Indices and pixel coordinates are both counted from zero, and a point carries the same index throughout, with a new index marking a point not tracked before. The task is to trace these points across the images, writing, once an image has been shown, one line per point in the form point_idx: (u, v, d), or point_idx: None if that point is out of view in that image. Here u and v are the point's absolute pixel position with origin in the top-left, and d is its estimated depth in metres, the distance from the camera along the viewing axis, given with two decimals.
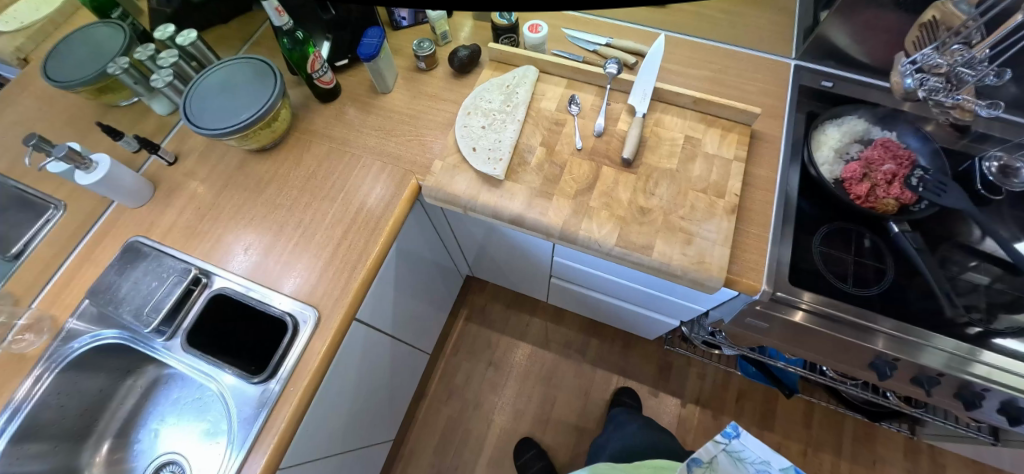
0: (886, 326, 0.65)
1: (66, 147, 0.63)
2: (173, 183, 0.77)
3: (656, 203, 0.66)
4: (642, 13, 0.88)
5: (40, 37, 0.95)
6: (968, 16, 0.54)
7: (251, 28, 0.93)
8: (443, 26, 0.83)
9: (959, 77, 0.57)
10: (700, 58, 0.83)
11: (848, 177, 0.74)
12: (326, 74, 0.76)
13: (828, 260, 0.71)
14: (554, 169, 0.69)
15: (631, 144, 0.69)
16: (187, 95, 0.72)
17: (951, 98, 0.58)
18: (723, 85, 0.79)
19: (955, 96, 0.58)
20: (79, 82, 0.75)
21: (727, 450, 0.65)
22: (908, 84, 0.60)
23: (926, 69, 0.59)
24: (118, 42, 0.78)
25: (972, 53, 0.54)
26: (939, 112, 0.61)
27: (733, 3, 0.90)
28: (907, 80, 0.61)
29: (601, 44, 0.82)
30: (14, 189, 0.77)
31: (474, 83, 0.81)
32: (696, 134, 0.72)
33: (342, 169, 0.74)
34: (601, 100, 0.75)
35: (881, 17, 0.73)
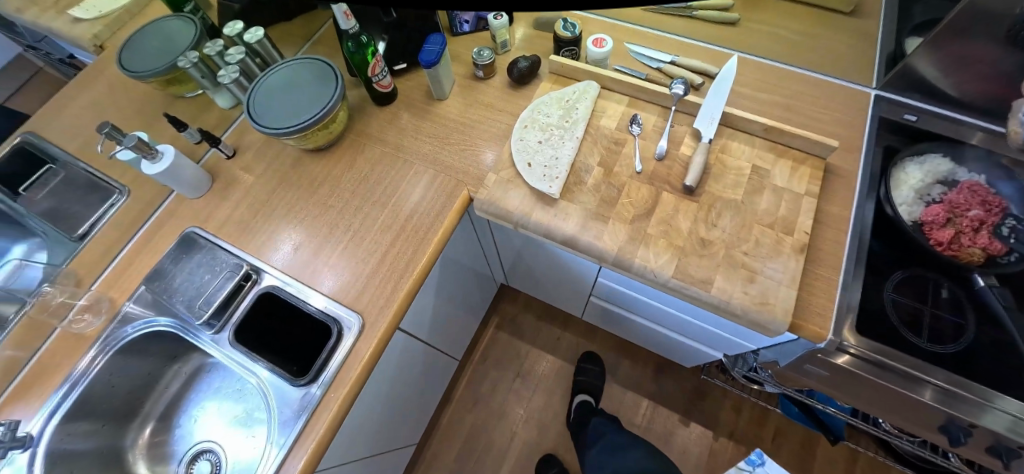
0: (938, 378, 0.59)
1: (135, 137, 0.65)
2: (230, 177, 0.78)
3: (718, 235, 0.63)
4: (709, 30, 0.85)
5: (116, 25, 0.99)
6: None
7: (313, 27, 0.94)
8: (504, 35, 0.81)
9: None
10: (770, 82, 0.79)
11: (929, 220, 0.69)
12: (384, 77, 0.76)
13: (902, 311, 0.64)
14: (611, 191, 0.67)
15: (696, 171, 0.65)
16: (251, 92, 0.73)
17: None
18: (795, 113, 0.75)
19: None
20: (151, 74, 0.77)
21: None
22: None
23: None
24: (189, 36, 0.81)
25: None
26: None
27: (810, 24, 0.85)
28: None
29: (666, 62, 0.80)
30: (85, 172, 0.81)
31: (531, 95, 0.80)
32: (764, 164, 0.68)
33: (393, 174, 0.74)
34: (664, 121, 0.72)
35: (980, 50, 0.66)
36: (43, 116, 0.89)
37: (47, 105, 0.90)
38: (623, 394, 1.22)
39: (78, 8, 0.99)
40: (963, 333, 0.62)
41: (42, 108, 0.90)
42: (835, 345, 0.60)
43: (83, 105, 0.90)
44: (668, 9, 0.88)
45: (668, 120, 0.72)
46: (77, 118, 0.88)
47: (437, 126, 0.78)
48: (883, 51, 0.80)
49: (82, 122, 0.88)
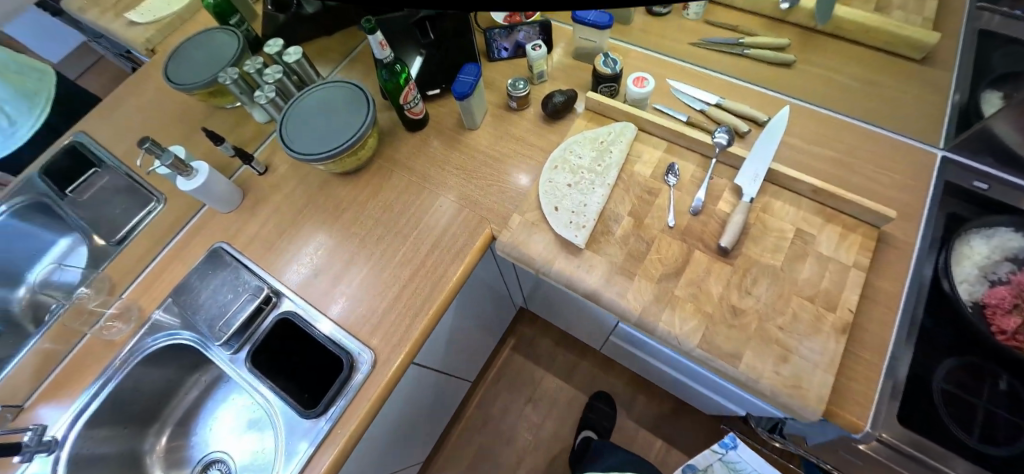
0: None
1: (172, 156, 0.67)
2: (260, 193, 0.79)
3: (752, 305, 0.59)
4: (759, 72, 0.80)
5: (167, 30, 1.03)
6: None
7: (352, 44, 0.95)
8: (541, 65, 0.79)
9: None
10: (824, 134, 0.73)
11: (992, 303, 0.60)
12: (416, 105, 0.75)
13: (951, 401, 0.56)
14: (639, 245, 0.64)
15: (733, 232, 0.61)
16: (285, 113, 0.74)
17: None
18: (849, 171, 0.70)
19: None
20: (194, 87, 0.80)
21: (723, 460, 0.79)
22: None
23: None
24: (232, 51, 0.83)
25: None
26: None
27: (874, 71, 0.78)
28: None
29: (710, 104, 0.76)
30: (127, 178, 0.85)
31: (565, 131, 0.77)
32: (809, 228, 0.63)
33: (416, 206, 0.74)
34: (703, 172, 0.68)
35: None
36: (94, 117, 0.93)
37: (99, 106, 0.95)
38: (636, 430, 1.19)
39: (134, 11, 1.03)
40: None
41: (94, 109, 0.94)
42: (871, 437, 0.55)
43: (130, 108, 0.93)
44: (717, 46, 0.83)
45: (708, 172, 0.68)
46: (124, 121, 0.92)
47: (466, 158, 0.77)
48: (957, 107, 0.73)
49: (129, 125, 0.92)
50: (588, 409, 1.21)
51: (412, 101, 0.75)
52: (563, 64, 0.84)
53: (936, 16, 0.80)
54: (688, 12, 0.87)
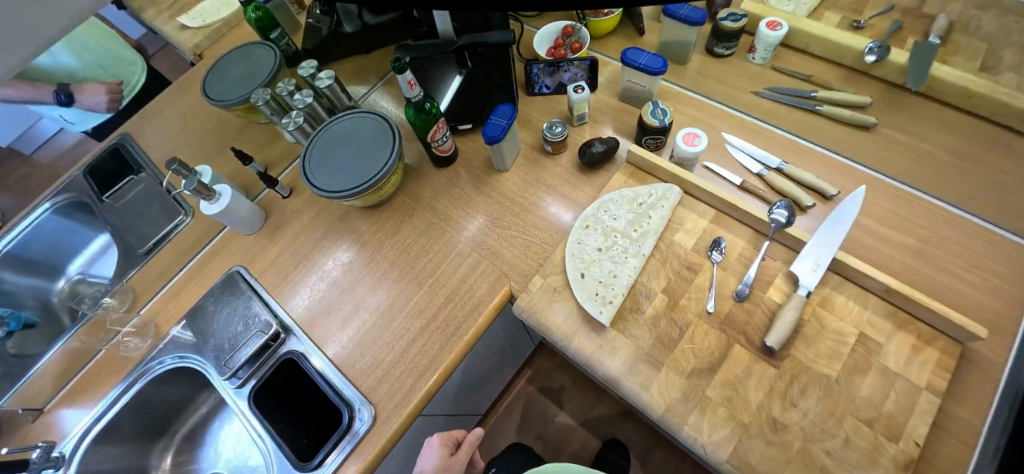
0: None
1: (195, 181, 0.66)
2: (281, 218, 0.78)
3: (796, 420, 0.51)
4: (831, 133, 0.70)
5: (215, 36, 1.04)
6: None
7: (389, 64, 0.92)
8: (583, 108, 0.73)
9: None
10: (904, 216, 0.63)
11: None
12: (445, 141, 0.72)
13: None
14: (671, 330, 0.57)
15: (782, 332, 0.53)
16: (310, 143, 0.72)
17: None
18: (931, 265, 0.60)
19: None
20: (227, 104, 0.79)
21: None
22: None
23: None
24: (267, 69, 0.81)
25: None
26: None
27: (975, 144, 0.66)
28: None
29: (770, 167, 0.67)
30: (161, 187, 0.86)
31: (602, 184, 0.71)
32: (876, 333, 0.55)
33: (436, 251, 0.70)
34: (754, 251, 0.60)
35: None
36: (138, 120, 0.95)
37: (144, 109, 0.97)
38: None
39: (186, 15, 1.05)
40: None
41: (139, 112, 0.96)
42: None
43: (172, 113, 0.95)
44: (784, 98, 0.74)
45: (760, 252, 0.59)
46: (165, 127, 0.94)
47: (494, 202, 0.73)
48: None
49: (169, 131, 0.93)
50: (599, 457, 1.15)
51: (440, 137, 0.71)
52: (608, 106, 0.78)
53: None
54: (753, 56, 0.78)
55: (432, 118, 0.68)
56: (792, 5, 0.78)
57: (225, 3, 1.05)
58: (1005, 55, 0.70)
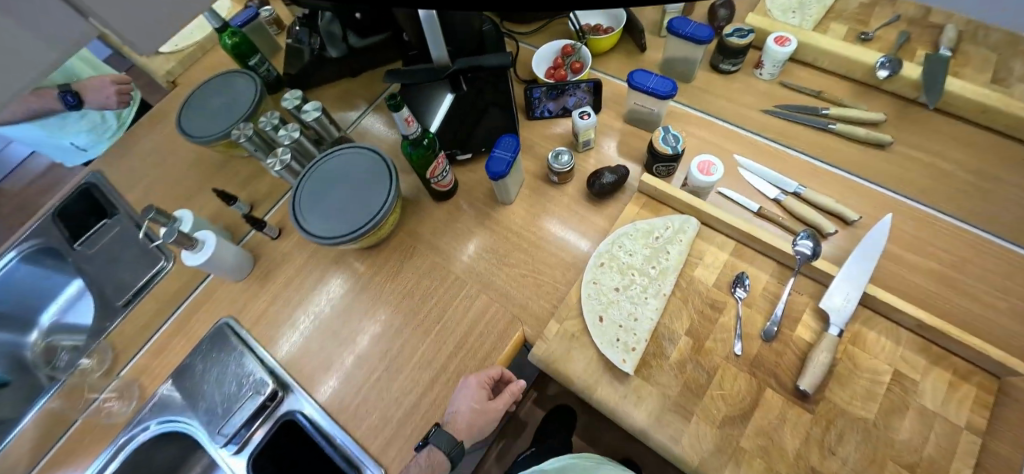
0: None
1: (175, 232, 0.61)
2: (271, 262, 0.73)
3: (837, 469, 0.49)
4: (846, 152, 0.68)
5: (189, 61, 0.97)
6: None
7: (377, 88, 0.87)
8: (589, 135, 0.69)
9: None
10: (926, 240, 0.61)
11: None
12: (445, 175, 0.67)
13: None
14: (698, 375, 0.54)
15: (817, 376, 0.51)
16: (299, 183, 0.66)
17: None
18: (957, 291, 0.58)
19: None
20: (204, 140, 0.73)
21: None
22: None
23: None
24: (246, 101, 0.76)
25: None
26: None
27: (991, 160, 0.65)
28: None
29: (787, 192, 0.65)
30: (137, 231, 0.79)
31: (614, 215, 0.67)
32: (910, 370, 0.52)
33: (438, 285, 0.66)
34: (779, 286, 0.57)
35: None
36: (110, 156, 0.88)
37: (115, 143, 0.90)
38: None
39: None
40: None
41: (110, 147, 0.89)
42: None
43: (146, 148, 0.88)
44: (796, 117, 0.71)
45: (787, 287, 0.57)
46: (139, 162, 0.87)
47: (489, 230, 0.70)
48: None
49: (143, 168, 0.86)
50: None
51: (440, 171, 0.66)
52: (613, 130, 0.74)
53: None
54: (760, 72, 0.75)
55: (430, 153, 0.64)
56: (797, 17, 0.75)
57: (198, 25, 0.98)
58: (1016, 65, 0.68)
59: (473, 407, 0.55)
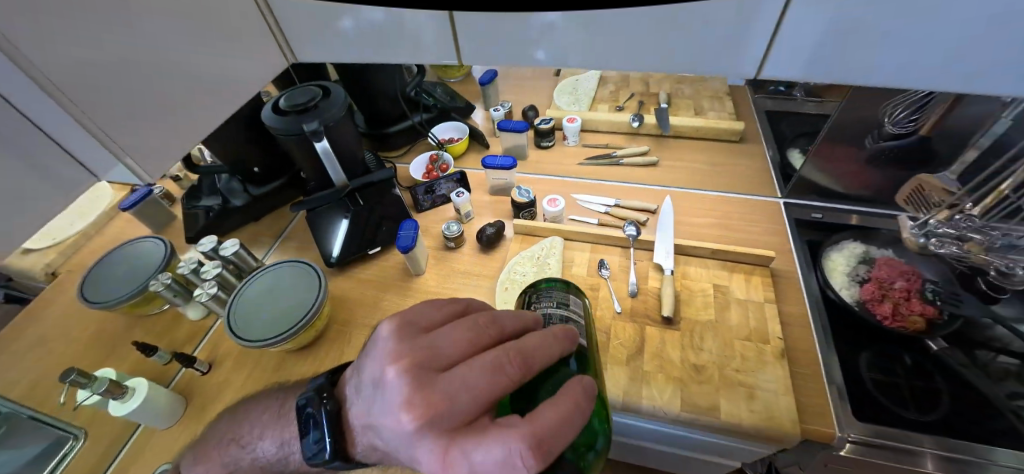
0: (929, 445, 0.64)
1: (107, 381, 0.61)
2: (205, 396, 0.72)
3: (708, 358, 0.68)
4: (635, 173, 1.03)
5: (72, 249, 0.98)
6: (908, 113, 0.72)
7: (282, 224, 1.00)
8: (468, 206, 0.93)
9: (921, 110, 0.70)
10: (701, 207, 0.94)
11: (869, 297, 0.80)
12: (543, 311, 0.51)
13: (882, 386, 0.71)
14: (600, 336, 0.71)
15: (670, 303, 0.72)
16: (229, 307, 0.73)
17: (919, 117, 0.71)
18: (732, 229, 0.89)
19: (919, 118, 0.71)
20: (114, 303, 0.74)
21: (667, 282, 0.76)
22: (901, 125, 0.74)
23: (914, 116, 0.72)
24: (157, 258, 0.81)
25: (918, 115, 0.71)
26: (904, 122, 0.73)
27: (712, 155, 1.05)
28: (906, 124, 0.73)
29: (611, 206, 0.93)
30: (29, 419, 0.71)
31: (504, 255, 0.87)
32: (722, 281, 0.78)
33: (426, 373, 0.38)
34: (627, 260, 0.82)
35: (852, 161, 0.85)
36: None
37: None
38: None
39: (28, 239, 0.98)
40: (941, 398, 0.70)
41: None
42: (842, 440, 0.63)
43: (25, 344, 0.81)
44: (599, 161, 1.06)
45: (633, 259, 0.82)
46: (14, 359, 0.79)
47: (564, 433, 0.35)
48: (778, 167, 1.00)
49: (22, 361, 0.79)
50: None
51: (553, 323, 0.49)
52: (484, 201, 0.99)
53: (734, 110, 1.12)
54: (568, 141, 1.11)
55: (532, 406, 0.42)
56: (577, 106, 1.15)
57: (79, 214, 1.03)
58: (702, 104, 1.13)
59: (412, 464, 0.38)
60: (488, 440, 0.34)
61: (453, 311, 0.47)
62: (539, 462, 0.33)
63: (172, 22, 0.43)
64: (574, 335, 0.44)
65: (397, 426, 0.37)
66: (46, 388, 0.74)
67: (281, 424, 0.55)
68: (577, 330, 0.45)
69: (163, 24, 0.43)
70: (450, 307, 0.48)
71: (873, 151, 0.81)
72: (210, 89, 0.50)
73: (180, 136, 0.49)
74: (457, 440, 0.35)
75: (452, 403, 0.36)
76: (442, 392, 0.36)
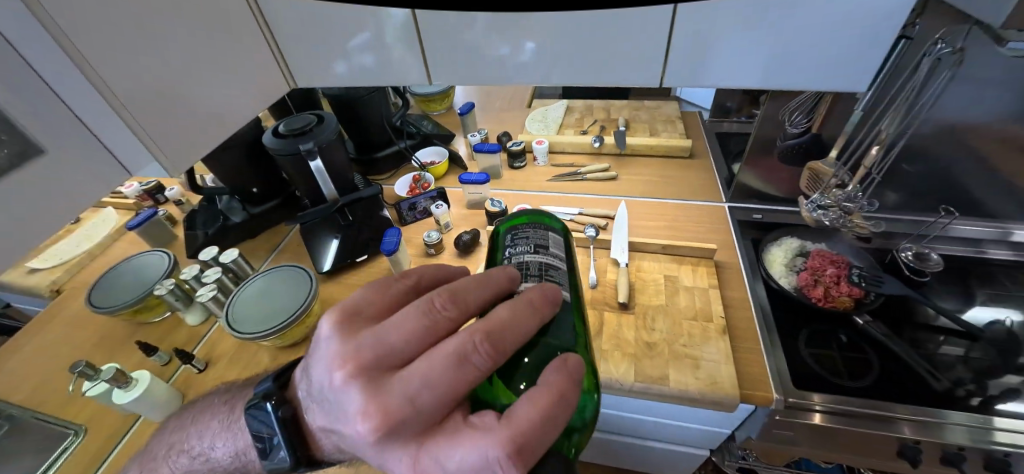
0: (903, 411, 0.70)
1: (114, 368, 0.66)
2: (199, 392, 0.77)
3: (659, 335, 0.76)
4: (597, 186, 1.15)
5: (75, 268, 1.05)
6: (796, 119, 0.87)
7: (277, 240, 1.09)
8: (447, 217, 1.03)
9: (806, 111, 0.84)
10: (656, 212, 1.05)
11: (804, 284, 0.89)
12: (520, 258, 0.46)
13: (819, 360, 0.79)
14: None
15: (624, 289, 0.81)
16: (228, 307, 0.80)
17: (804, 116, 0.85)
18: (682, 230, 1.00)
19: (804, 118, 0.86)
20: (120, 307, 0.81)
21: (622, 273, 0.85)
22: (796, 127, 0.88)
23: (804, 114, 0.85)
24: (162, 267, 0.88)
25: (806, 117, 0.86)
26: (797, 122, 0.87)
27: (666, 169, 1.18)
28: (798, 126, 0.88)
29: (575, 214, 1.04)
30: (27, 419, 0.73)
31: (480, 259, 0.97)
32: (672, 272, 0.87)
33: (379, 374, 0.30)
34: (588, 258, 0.92)
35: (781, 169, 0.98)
36: None
37: None
38: None
39: (35, 260, 1.05)
40: (870, 365, 0.77)
41: None
42: (781, 403, 0.70)
43: (25, 353, 0.85)
44: (566, 177, 1.18)
45: (593, 256, 0.92)
46: (15, 365, 0.83)
47: (550, 427, 0.30)
48: (724, 177, 1.13)
49: (22, 367, 0.82)
50: None
51: (531, 274, 0.45)
52: (462, 214, 1.10)
53: (684, 131, 1.27)
54: (538, 161, 1.23)
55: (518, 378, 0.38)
56: (545, 131, 1.29)
57: (85, 237, 1.10)
58: (656, 126, 1.28)
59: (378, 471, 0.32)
60: (464, 445, 0.28)
61: (404, 291, 0.39)
62: (525, 464, 0.28)
63: (179, 22, 0.52)
64: (552, 302, 0.36)
65: (355, 439, 0.30)
66: (46, 389, 0.78)
67: (236, 427, 0.42)
68: (555, 293, 0.37)
69: (172, 24, 0.52)
70: (399, 286, 0.39)
71: (782, 148, 0.93)
72: (210, 83, 0.59)
73: (185, 125, 0.57)
74: (428, 444, 0.29)
75: (415, 405, 0.29)
76: (401, 396, 0.29)
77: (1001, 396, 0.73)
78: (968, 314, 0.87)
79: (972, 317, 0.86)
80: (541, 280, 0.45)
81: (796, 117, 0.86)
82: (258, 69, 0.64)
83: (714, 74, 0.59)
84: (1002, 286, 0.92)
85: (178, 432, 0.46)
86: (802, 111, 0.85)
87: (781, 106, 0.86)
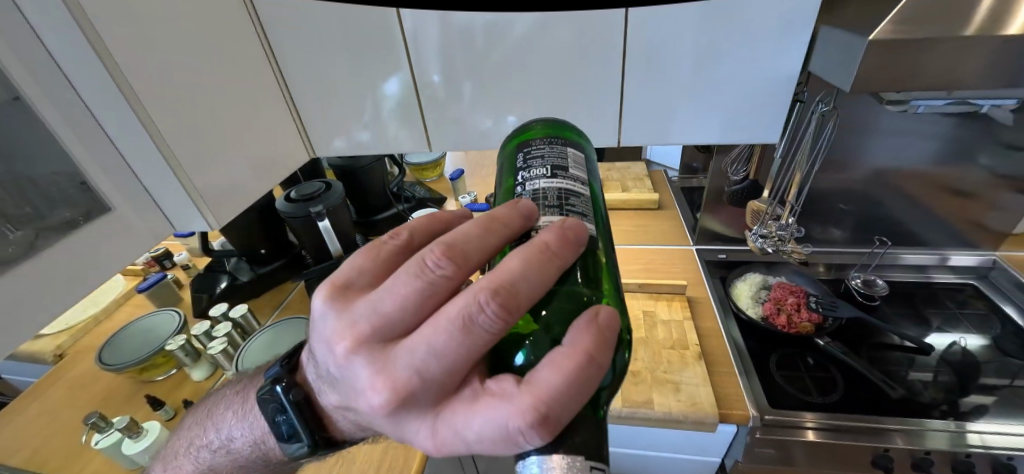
0: (891, 423, 0.76)
1: (128, 417, 0.69)
2: None
3: (640, 363, 0.83)
4: None
5: (79, 333, 1.08)
6: (734, 169, 1.02)
7: (281, 298, 1.15)
8: None
9: (741, 162, 1.00)
10: (632, 257, 1.16)
11: (770, 313, 0.97)
12: (534, 185, 0.39)
13: (789, 380, 0.86)
14: None
15: None
16: (237, 359, 0.85)
17: (739, 168, 1.01)
18: (657, 271, 1.10)
19: (741, 168, 1.01)
20: (132, 363, 0.84)
21: None
22: (736, 175, 1.03)
23: (739, 164, 1.01)
24: (173, 324, 0.93)
25: (742, 167, 1.01)
26: (734, 170, 1.02)
27: (639, 219, 1.32)
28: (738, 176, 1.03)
29: None
30: None
31: None
32: (650, 308, 0.96)
33: (381, 344, 0.27)
34: None
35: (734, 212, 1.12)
36: None
37: None
38: None
39: None
40: (836, 382, 0.85)
41: None
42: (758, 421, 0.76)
43: (24, 416, 0.86)
44: None
45: None
46: (13, 428, 0.83)
47: (579, 390, 0.26)
48: (690, 223, 1.27)
49: (21, 429, 0.83)
50: None
51: (548, 204, 0.37)
52: None
53: (652, 186, 1.43)
54: None
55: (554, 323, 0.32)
56: None
57: (91, 303, 1.15)
58: (627, 183, 1.43)
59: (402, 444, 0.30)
60: (481, 413, 0.25)
61: (398, 250, 0.34)
62: (552, 430, 0.24)
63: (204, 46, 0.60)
64: (572, 244, 0.30)
65: (371, 415, 0.27)
66: (45, 450, 0.78)
67: (252, 417, 0.40)
68: (575, 228, 0.31)
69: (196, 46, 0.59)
70: (391, 245, 0.34)
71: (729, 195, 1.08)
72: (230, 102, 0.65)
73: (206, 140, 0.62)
74: (443, 413, 0.26)
75: (423, 376, 0.26)
76: (407, 368, 0.25)
77: (970, 412, 0.79)
78: (929, 339, 0.94)
79: (933, 341, 0.94)
80: (562, 211, 0.37)
81: (735, 166, 1.02)
82: (265, 97, 0.72)
83: (670, 133, 0.76)
84: (945, 306, 1.02)
85: (198, 433, 0.45)
86: (739, 162, 1.00)
87: (721, 159, 1.02)
